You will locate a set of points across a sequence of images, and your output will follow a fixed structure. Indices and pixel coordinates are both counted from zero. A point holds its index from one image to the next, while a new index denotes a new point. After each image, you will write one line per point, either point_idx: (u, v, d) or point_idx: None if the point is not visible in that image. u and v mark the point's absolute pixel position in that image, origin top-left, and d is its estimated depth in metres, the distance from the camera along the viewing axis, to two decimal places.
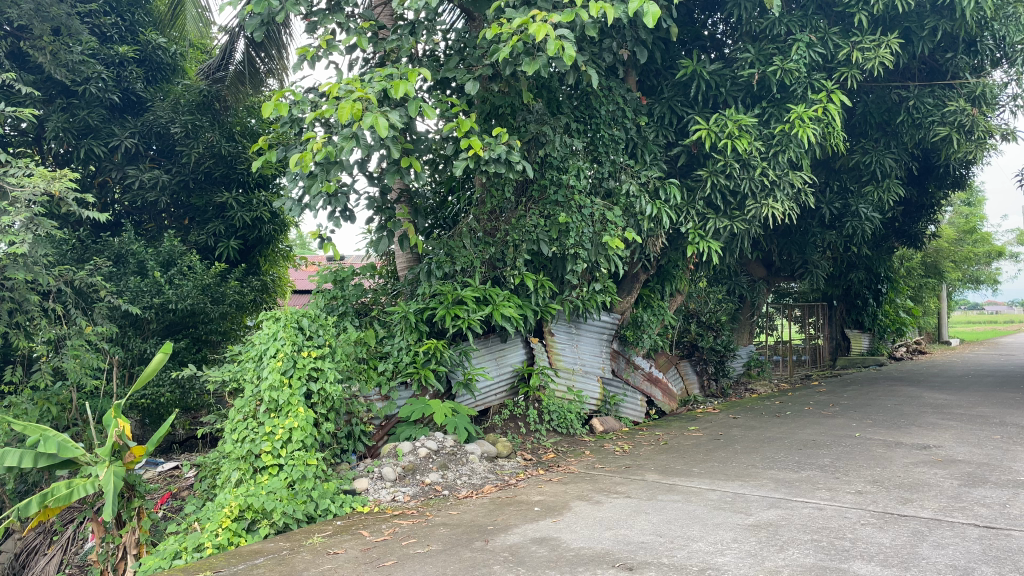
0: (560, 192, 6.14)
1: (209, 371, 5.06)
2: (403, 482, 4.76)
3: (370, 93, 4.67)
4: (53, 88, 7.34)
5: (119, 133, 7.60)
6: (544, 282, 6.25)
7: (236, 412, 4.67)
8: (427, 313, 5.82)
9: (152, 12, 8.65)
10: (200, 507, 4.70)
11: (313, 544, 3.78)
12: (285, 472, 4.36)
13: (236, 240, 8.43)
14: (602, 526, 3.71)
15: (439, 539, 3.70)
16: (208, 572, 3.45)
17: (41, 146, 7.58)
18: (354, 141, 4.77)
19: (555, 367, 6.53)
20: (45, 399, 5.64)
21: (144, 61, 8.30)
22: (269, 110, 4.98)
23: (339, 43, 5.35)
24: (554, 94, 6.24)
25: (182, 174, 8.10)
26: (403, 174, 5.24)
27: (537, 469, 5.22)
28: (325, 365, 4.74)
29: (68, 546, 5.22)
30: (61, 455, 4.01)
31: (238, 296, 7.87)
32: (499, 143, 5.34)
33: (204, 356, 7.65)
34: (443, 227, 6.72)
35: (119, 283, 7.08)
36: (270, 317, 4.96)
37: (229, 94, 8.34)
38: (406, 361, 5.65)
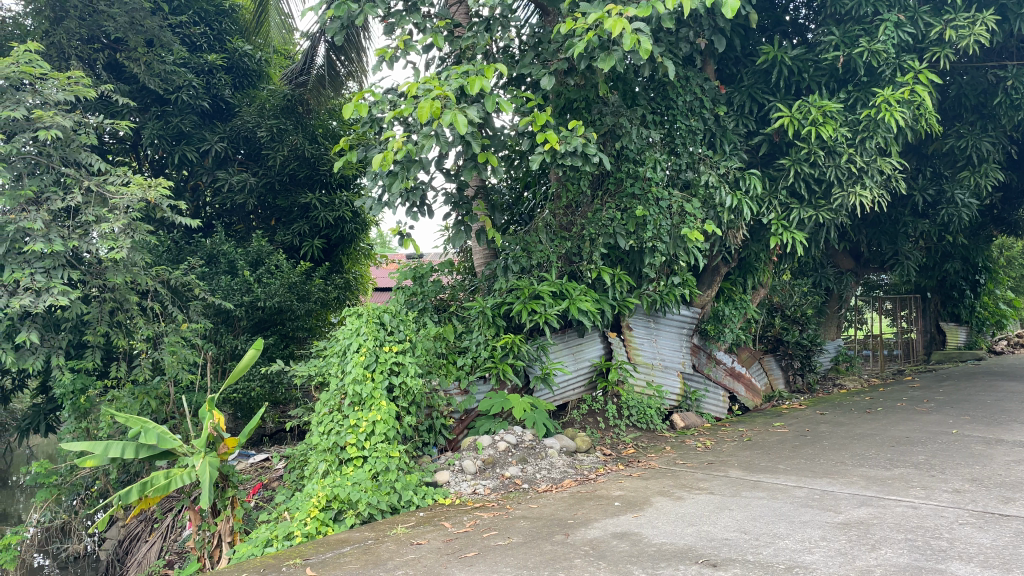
0: (637, 185, 6.07)
1: (297, 366, 5.27)
2: (483, 475, 4.81)
3: (449, 90, 4.73)
4: (148, 97, 7.75)
5: (209, 138, 7.90)
6: (621, 276, 6.23)
7: (322, 405, 4.83)
8: (504, 308, 5.87)
9: (239, 20, 9.00)
10: (290, 496, 4.89)
11: (398, 535, 3.86)
12: (369, 464, 4.46)
13: (320, 239, 8.67)
14: (684, 522, 3.66)
15: (520, 532, 3.73)
16: (297, 560, 3.58)
17: (138, 152, 7.95)
18: (435, 140, 4.84)
19: (634, 362, 6.47)
20: (144, 394, 5.88)
21: (232, 68, 8.65)
22: (349, 112, 5.09)
23: (416, 43, 5.39)
24: (630, 85, 6.18)
25: (268, 177, 8.35)
26: (481, 170, 5.29)
27: (617, 465, 5.19)
28: (406, 359, 4.84)
29: (168, 535, 5.42)
30: (160, 446, 4.22)
31: (323, 293, 8.06)
32: (577, 136, 5.30)
33: (292, 351, 7.91)
34: (519, 222, 6.88)
35: (212, 282, 7.41)
36: (353, 313, 5.11)
37: (310, 97, 8.59)
38: (485, 356, 5.67)
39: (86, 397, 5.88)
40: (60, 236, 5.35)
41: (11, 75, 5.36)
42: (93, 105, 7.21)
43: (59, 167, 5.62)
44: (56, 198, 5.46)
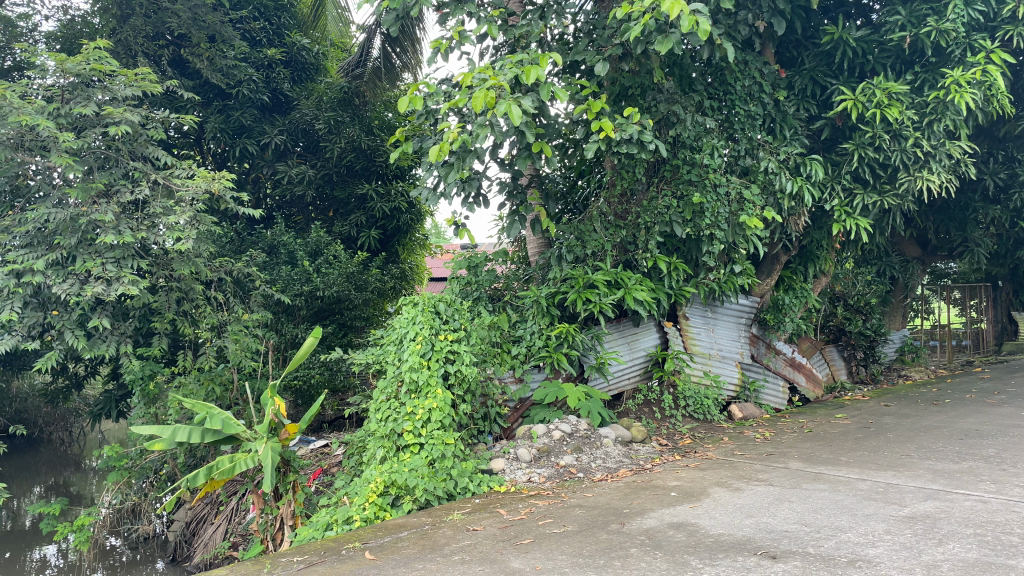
0: (694, 172, 5.98)
1: (355, 355, 5.36)
2: (538, 463, 4.83)
3: (503, 80, 4.71)
4: (210, 92, 7.97)
5: (269, 131, 8.06)
6: (677, 265, 6.12)
7: (380, 393, 4.95)
8: (559, 297, 5.86)
9: (297, 15, 9.16)
10: (349, 481, 4.99)
11: (454, 521, 3.91)
12: (425, 451, 4.51)
13: (376, 230, 8.77)
14: (742, 513, 3.60)
15: (575, 520, 3.73)
16: (356, 544, 3.65)
17: (201, 146, 8.19)
18: (490, 129, 4.83)
19: (690, 352, 6.37)
20: (210, 380, 5.99)
21: (291, 61, 8.79)
22: (405, 104, 5.13)
23: (471, 33, 5.38)
24: (686, 71, 6.11)
25: (326, 168, 8.47)
26: (535, 159, 5.27)
27: (674, 455, 5.15)
28: (461, 348, 4.88)
29: (232, 518, 5.58)
30: (225, 432, 4.33)
31: (380, 283, 8.16)
32: (631, 123, 5.24)
33: (350, 340, 8.02)
34: (573, 212, 6.85)
35: (272, 272, 7.58)
36: (409, 302, 5.19)
37: (366, 89, 8.71)
38: (539, 345, 5.68)
39: (155, 383, 6.00)
40: (128, 228, 5.55)
41: (81, 72, 5.57)
42: (159, 101, 7.43)
43: (127, 161, 5.83)
44: (125, 191, 5.66)
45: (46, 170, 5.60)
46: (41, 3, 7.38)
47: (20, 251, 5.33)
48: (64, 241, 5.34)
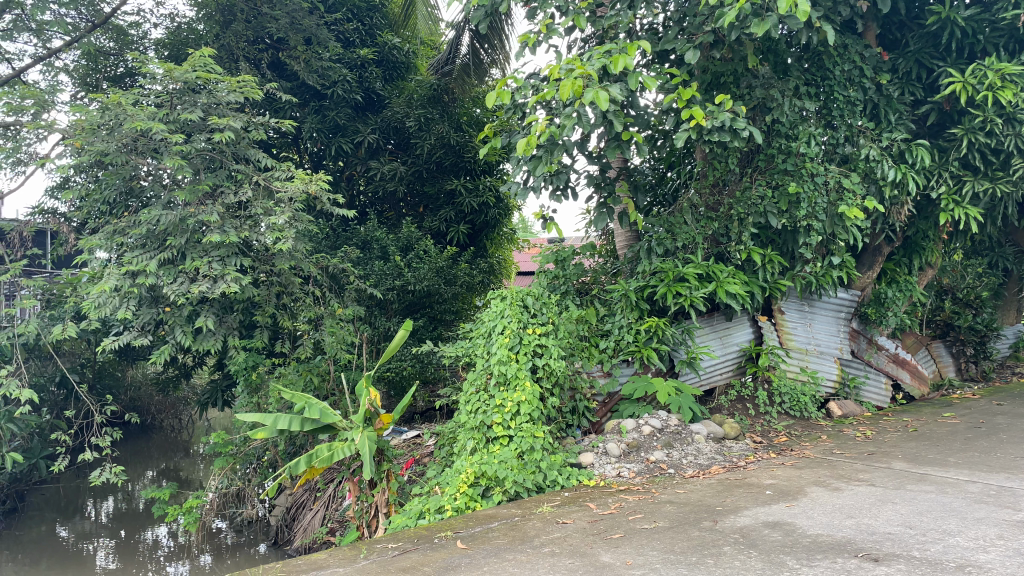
0: (790, 161, 5.79)
1: (444, 347, 5.47)
2: (627, 458, 4.80)
3: (591, 69, 4.69)
4: (306, 92, 8.22)
5: (362, 130, 8.25)
6: (772, 257, 5.96)
7: (470, 385, 5.01)
8: (648, 291, 5.79)
9: (388, 15, 9.35)
10: (440, 472, 5.11)
11: (543, 513, 3.92)
12: (515, 443, 4.55)
13: (465, 225, 8.86)
14: (842, 514, 3.48)
15: (666, 516, 3.69)
16: (447, 533, 3.72)
17: (299, 146, 8.48)
18: (577, 120, 4.79)
19: (786, 347, 6.15)
20: (308, 370, 6.19)
21: (382, 61, 8.97)
22: (492, 99, 5.13)
23: (560, 26, 5.34)
24: (782, 57, 5.96)
25: (416, 165, 8.64)
26: (624, 150, 5.15)
27: (768, 453, 5.01)
28: (549, 342, 4.88)
29: (330, 504, 5.77)
30: (323, 421, 4.49)
31: (468, 278, 8.21)
32: (724, 111, 5.09)
33: (439, 333, 8.14)
34: (662, 204, 6.82)
35: (366, 267, 7.78)
36: (498, 295, 5.22)
37: (455, 86, 8.80)
38: (628, 340, 5.65)
39: (257, 373, 6.26)
40: (232, 227, 5.80)
41: (188, 79, 5.83)
42: (259, 103, 7.74)
43: (231, 163, 6.10)
44: (229, 193, 5.92)
45: (157, 172, 5.92)
46: (151, 12, 7.79)
47: (135, 250, 5.66)
48: (174, 242, 5.64)
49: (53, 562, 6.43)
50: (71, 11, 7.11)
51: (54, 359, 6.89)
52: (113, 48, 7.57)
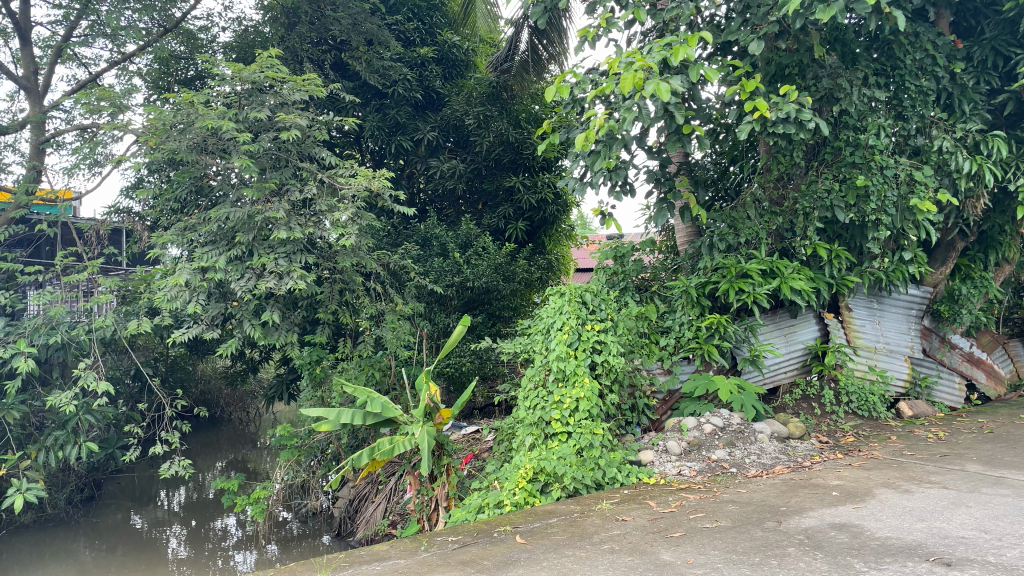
0: (858, 153, 5.64)
1: (503, 343, 5.52)
2: (688, 456, 4.74)
3: (651, 61, 4.62)
4: (367, 92, 8.37)
5: (423, 128, 8.34)
6: (839, 252, 5.78)
7: (528, 381, 5.03)
8: (710, 287, 5.71)
9: (448, 13, 9.41)
10: (499, 467, 5.15)
11: (602, 510, 3.91)
12: (573, 440, 4.55)
13: (524, 222, 8.87)
14: (912, 517, 3.37)
15: (728, 516, 3.63)
16: (507, 527, 3.74)
17: (361, 145, 8.62)
18: (637, 113, 4.74)
19: (854, 345, 5.99)
20: (369, 365, 6.27)
21: (442, 59, 9.04)
22: (551, 93, 5.13)
23: (619, 20, 5.30)
24: (850, 47, 5.80)
25: (475, 162, 8.69)
26: (685, 143, 5.06)
27: (835, 453, 4.89)
28: (607, 338, 4.83)
29: (391, 497, 5.84)
30: (384, 415, 4.59)
31: (527, 274, 8.26)
32: (789, 102, 4.97)
33: (498, 330, 8.20)
34: (725, 198, 6.71)
35: (426, 264, 7.87)
36: (557, 291, 5.19)
37: (513, 83, 8.73)
38: (689, 336, 5.58)
39: (321, 367, 6.41)
40: (298, 225, 5.92)
41: (256, 79, 5.98)
42: (323, 103, 7.90)
43: (296, 162, 6.25)
44: (295, 190, 6.06)
45: (226, 171, 6.10)
46: (219, 16, 8.02)
47: (205, 246, 5.84)
48: (242, 237, 5.78)
49: (129, 549, 6.69)
50: (145, 17, 7.31)
51: (129, 353, 7.17)
52: (184, 51, 7.83)
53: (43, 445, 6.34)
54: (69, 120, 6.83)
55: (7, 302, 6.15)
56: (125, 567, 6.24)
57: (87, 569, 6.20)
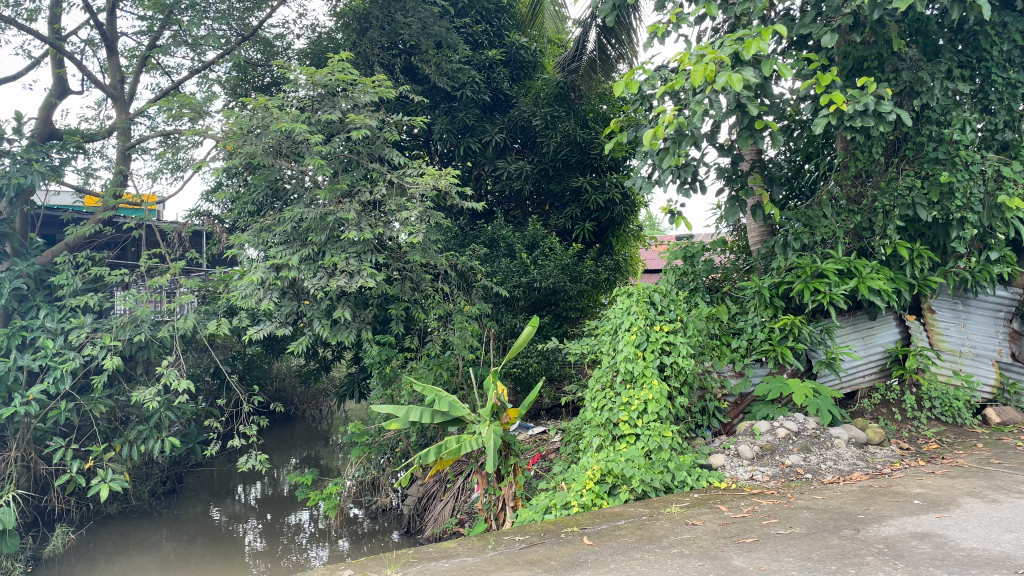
0: (941, 149, 5.40)
1: (571, 344, 5.53)
2: (761, 461, 4.64)
3: (722, 54, 4.53)
4: (437, 95, 8.49)
5: (490, 130, 8.39)
6: (922, 252, 5.53)
7: (596, 382, 5.01)
8: (783, 288, 5.56)
9: (516, 15, 9.41)
10: (566, 468, 5.14)
11: (672, 513, 3.85)
12: (642, 442, 4.52)
13: (591, 222, 8.80)
14: (1000, 528, 3.20)
15: (803, 522, 3.53)
16: (574, 529, 3.72)
17: (430, 147, 8.72)
18: (707, 107, 4.66)
19: (937, 349, 5.74)
20: (438, 365, 6.36)
21: (510, 61, 9.08)
22: (620, 89, 5.09)
23: (690, 14, 5.20)
24: (930, 38, 5.61)
25: (543, 163, 8.68)
26: (758, 139, 4.93)
27: (916, 460, 4.71)
28: (677, 339, 4.74)
29: (459, 496, 5.89)
30: (452, 414, 4.65)
31: (594, 275, 8.21)
32: (867, 94, 4.79)
33: (565, 330, 8.17)
34: (800, 197, 6.56)
35: (493, 264, 7.93)
36: (625, 292, 5.13)
37: (582, 83, 8.77)
38: (761, 339, 5.44)
39: (390, 366, 6.54)
40: (368, 224, 6.02)
41: (328, 83, 6.10)
42: (393, 106, 8.03)
43: (367, 163, 6.37)
44: (365, 191, 6.17)
45: (300, 175, 6.26)
46: (293, 24, 8.24)
47: (279, 247, 6.01)
48: (315, 238, 5.92)
49: (208, 540, 6.92)
50: (223, 25, 7.55)
51: (208, 351, 7.43)
52: (261, 59, 8.08)
53: (127, 439, 6.61)
54: (153, 127, 7.12)
55: (96, 302, 6.41)
56: (204, 558, 6.47)
57: (169, 560, 6.44)
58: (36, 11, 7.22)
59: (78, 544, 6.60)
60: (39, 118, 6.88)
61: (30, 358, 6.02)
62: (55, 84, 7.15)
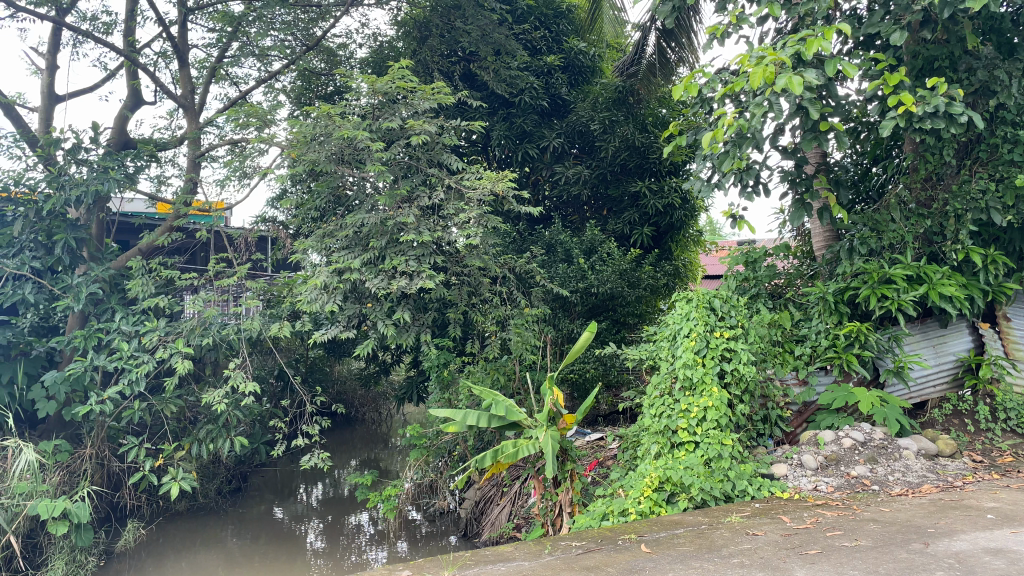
0: (1017, 151, 5.20)
1: (629, 350, 5.49)
2: (826, 472, 4.53)
3: (784, 55, 4.45)
4: (496, 101, 8.55)
5: (549, 135, 8.39)
6: (996, 258, 5.33)
7: (654, 389, 4.97)
8: (849, 293, 5.42)
9: (575, 20, 9.37)
10: (624, 474, 5.09)
11: (732, 523, 3.79)
12: (701, 450, 4.45)
13: (650, 227, 8.71)
14: None
15: (869, 535, 3.43)
16: (632, 536, 3.69)
17: (488, 153, 8.76)
18: (768, 110, 4.58)
19: (1013, 359, 5.50)
20: (495, 369, 6.38)
21: (568, 66, 9.07)
22: (679, 92, 5.05)
23: (751, 15, 5.10)
24: (1006, 36, 5.40)
25: (601, 168, 8.62)
26: (822, 141, 4.80)
27: (990, 474, 4.54)
28: (738, 346, 4.65)
29: (516, 500, 5.89)
30: (509, 418, 4.69)
31: (653, 280, 8.11)
32: (937, 95, 4.64)
33: (623, 336, 8.09)
34: (867, 201, 6.38)
35: (551, 270, 7.91)
36: (684, 298, 5.07)
37: (642, 88, 8.66)
38: (825, 345, 5.31)
39: (449, 370, 6.60)
40: (427, 228, 6.07)
41: (388, 90, 6.21)
42: (452, 111, 8.12)
43: (426, 168, 6.45)
44: (424, 196, 6.22)
45: (361, 181, 6.37)
46: (356, 34, 8.40)
47: (341, 251, 6.13)
48: (375, 242, 6.02)
49: (271, 539, 7.09)
50: (288, 35, 7.75)
51: (273, 354, 7.61)
52: (324, 68, 8.26)
53: (196, 439, 6.80)
54: (221, 136, 7.35)
55: (167, 304, 6.63)
56: (267, 555, 6.64)
57: (234, 557, 6.64)
58: (112, 25, 7.53)
59: (148, 540, 6.82)
60: (114, 128, 7.18)
61: (106, 359, 6.21)
62: (130, 95, 7.44)
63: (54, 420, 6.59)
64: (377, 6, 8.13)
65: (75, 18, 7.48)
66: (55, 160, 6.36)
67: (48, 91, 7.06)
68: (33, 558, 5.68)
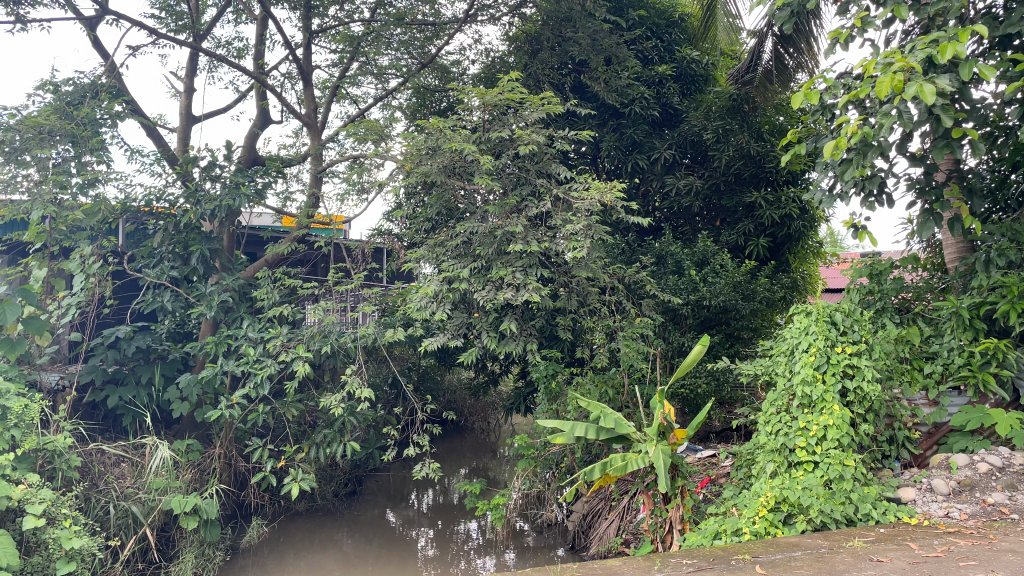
0: None
1: (743, 365, 5.32)
2: (958, 498, 4.24)
3: (913, 61, 4.18)
4: (606, 112, 8.53)
5: (659, 145, 8.29)
6: None
7: (770, 405, 4.82)
8: (985, 308, 5.01)
9: (687, 29, 9.25)
10: (737, 493, 4.94)
11: (854, 548, 3.60)
12: (821, 470, 4.26)
13: (766, 238, 8.44)
14: None
15: (1008, 567, 3.18)
16: (745, 556, 3.58)
17: (598, 164, 8.75)
18: (896, 119, 4.32)
19: None
20: (603, 382, 6.33)
21: (680, 76, 9.01)
22: (798, 100, 4.82)
23: (877, 18, 4.87)
24: None
25: (713, 178, 8.46)
26: (954, 149, 4.51)
27: None
28: (861, 362, 4.39)
29: (624, 515, 5.82)
30: (618, 431, 4.66)
31: (770, 293, 7.81)
32: None
33: (737, 351, 7.84)
34: (1006, 210, 5.98)
35: (661, 281, 7.82)
36: (802, 311, 4.85)
37: (757, 94, 8.27)
38: (958, 363, 4.97)
39: (557, 382, 6.57)
40: (535, 238, 6.09)
41: (498, 102, 6.30)
42: (561, 122, 8.18)
43: (534, 179, 6.49)
44: (532, 206, 6.28)
45: (472, 194, 6.53)
46: (469, 50, 8.61)
47: (452, 261, 6.29)
48: (484, 251, 6.14)
49: (385, 542, 7.28)
50: (404, 54, 8.08)
51: (386, 361, 7.86)
52: (438, 84, 8.45)
53: (314, 442, 7.07)
54: (341, 151, 7.68)
55: (290, 313, 6.97)
56: (383, 556, 6.86)
57: (350, 558, 6.86)
58: (244, 50, 8.02)
59: (271, 538, 7.16)
60: (244, 146, 7.64)
61: (234, 364, 6.54)
62: (259, 115, 7.89)
63: (187, 421, 7.05)
64: (490, 22, 8.31)
65: (211, 44, 8.01)
66: (192, 177, 6.82)
67: (186, 112, 7.58)
68: (166, 550, 6.03)
